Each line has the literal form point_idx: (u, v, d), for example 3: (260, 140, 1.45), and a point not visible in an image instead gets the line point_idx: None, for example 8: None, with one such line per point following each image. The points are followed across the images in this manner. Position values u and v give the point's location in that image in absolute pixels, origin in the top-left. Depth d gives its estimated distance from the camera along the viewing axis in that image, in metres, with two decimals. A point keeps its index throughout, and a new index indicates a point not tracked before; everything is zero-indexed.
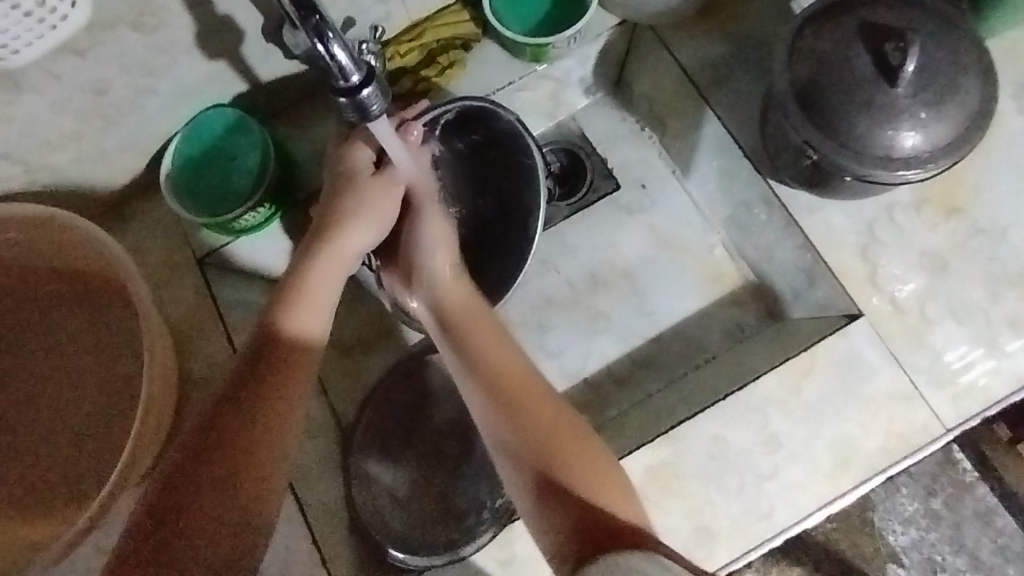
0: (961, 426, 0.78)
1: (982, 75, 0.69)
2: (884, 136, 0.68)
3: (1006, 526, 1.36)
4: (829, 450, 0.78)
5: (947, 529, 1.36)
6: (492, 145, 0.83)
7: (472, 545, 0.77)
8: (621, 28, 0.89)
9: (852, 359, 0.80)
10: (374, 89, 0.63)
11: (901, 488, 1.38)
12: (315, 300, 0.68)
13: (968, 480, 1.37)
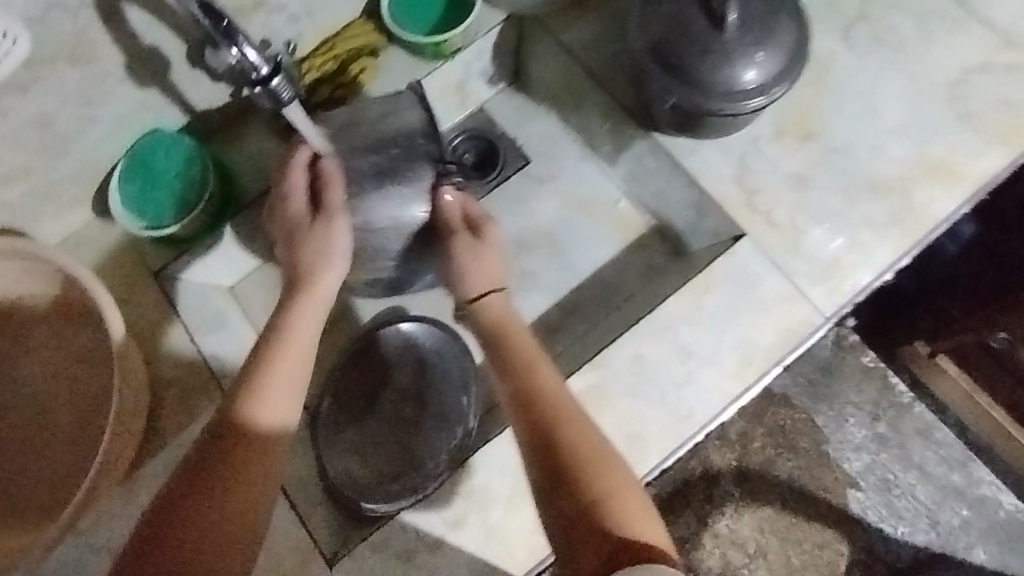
0: (853, 300, 0.82)
1: (796, 17, 0.76)
2: (724, 75, 0.75)
3: (946, 438, 1.51)
4: (732, 350, 0.80)
5: (895, 449, 1.50)
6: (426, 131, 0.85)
7: (433, 485, 0.79)
8: (509, 23, 0.96)
9: (744, 273, 0.83)
10: (283, 78, 0.69)
11: (850, 417, 1.51)
12: (273, 395, 0.63)
13: (906, 401, 1.52)
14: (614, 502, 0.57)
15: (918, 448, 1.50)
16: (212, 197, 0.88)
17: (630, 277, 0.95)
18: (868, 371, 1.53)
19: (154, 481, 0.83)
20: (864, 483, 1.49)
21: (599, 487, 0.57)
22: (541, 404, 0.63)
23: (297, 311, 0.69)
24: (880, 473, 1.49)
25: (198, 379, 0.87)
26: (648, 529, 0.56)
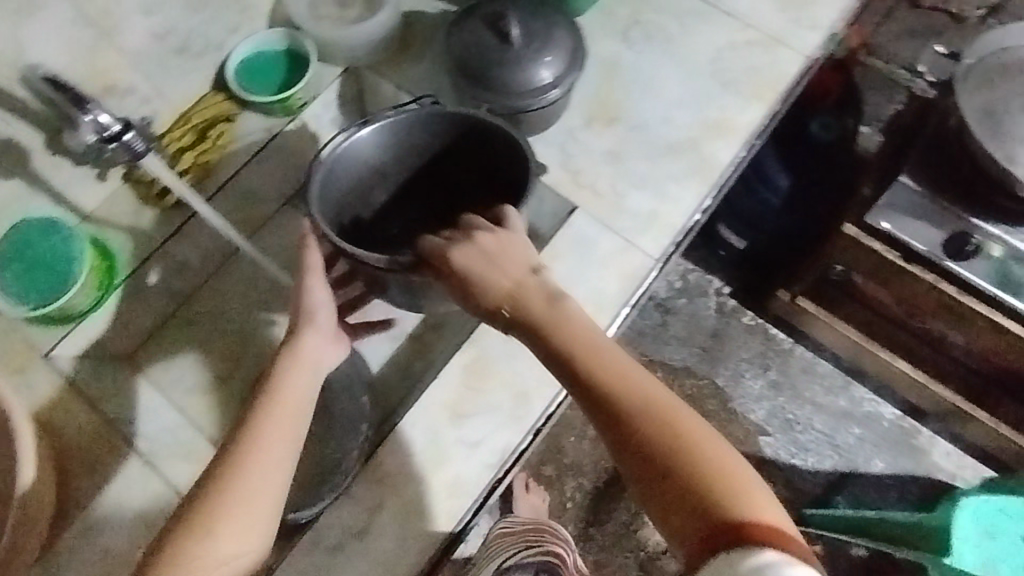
0: (675, 240, 0.99)
1: (569, 24, 0.95)
2: (522, 78, 0.92)
3: (826, 369, 1.69)
4: (585, 302, 0.94)
5: (789, 391, 1.67)
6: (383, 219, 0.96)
7: (348, 478, 0.86)
8: (347, 75, 1.10)
9: (583, 237, 0.98)
10: (135, 133, 0.80)
11: (745, 371, 1.68)
12: (281, 417, 0.67)
13: (787, 346, 1.70)
14: (723, 492, 0.57)
15: (806, 384, 1.67)
16: (93, 266, 0.93)
17: None
18: (751, 328, 1.70)
19: (79, 548, 0.85)
20: (770, 428, 1.65)
21: (688, 469, 0.58)
22: (613, 402, 0.62)
23: (285, 371, 0.70)
24: (781, 415, 1.66)
25: (108, 441, 0.90)
26: (741, 497, 0.57)
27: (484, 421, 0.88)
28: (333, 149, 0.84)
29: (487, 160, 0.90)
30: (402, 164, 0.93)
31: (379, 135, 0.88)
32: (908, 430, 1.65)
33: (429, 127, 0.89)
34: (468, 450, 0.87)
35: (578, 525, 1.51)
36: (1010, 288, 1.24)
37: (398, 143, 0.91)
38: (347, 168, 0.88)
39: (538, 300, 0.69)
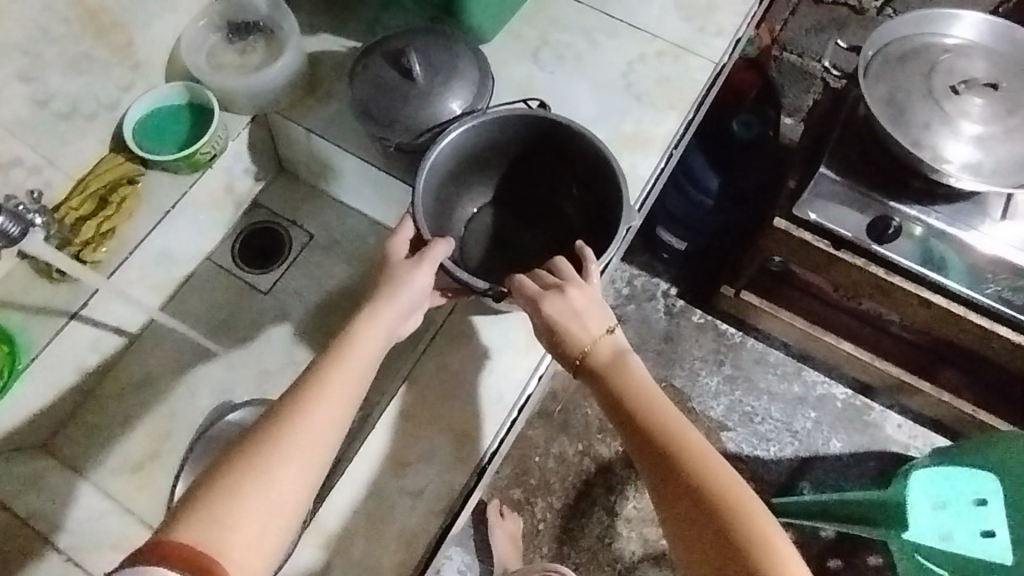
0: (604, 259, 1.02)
1: (473, 54, 0.94)
2: (429, 113, 0.91)
3: (778, 358, 1.72)
4: (520, 331, 0.92)
5: (744, 384, 1.69)
6: (498, 210, 1.01)
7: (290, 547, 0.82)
8: (256, 123, 1.07)
9: (498, 334, 0.92)
10: (6, 217, 0.79)
11: (701, 369, 1.70)
12: (352, 373, 0.69)
13: (737, 339, 1.72)
14: (757, 552, 0.59)
15: (760, 375, 1.70)
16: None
17: None
18: (702, 326, 1.73)
19: None
20: (731, 423, 1.67)
21: (730, 532, 0.60)
22: (663, 461, 0.65)
23: (360, 330, 0.72)
24: (740, 409, 1.68)
25: (30, 542, 0.87)
26: (775, 561, 0.58)
27: (427, 467, 0.86)
28: (434, 154, 0.87)
29: (576, 160, 0.93)
30: (497, 153, 0.96)
31: (474, 132, 0.91)
32: (861, 408, 1.69)
33: (520, 128, 0.92)
34: (413, 498, 0.85)
35: (553, 546, 1.48)
36: (934, 267, 1.27)
37: (492, 136, 0.92)
38: (445, 165, 0.91)
39: (610, 350, 0.74)
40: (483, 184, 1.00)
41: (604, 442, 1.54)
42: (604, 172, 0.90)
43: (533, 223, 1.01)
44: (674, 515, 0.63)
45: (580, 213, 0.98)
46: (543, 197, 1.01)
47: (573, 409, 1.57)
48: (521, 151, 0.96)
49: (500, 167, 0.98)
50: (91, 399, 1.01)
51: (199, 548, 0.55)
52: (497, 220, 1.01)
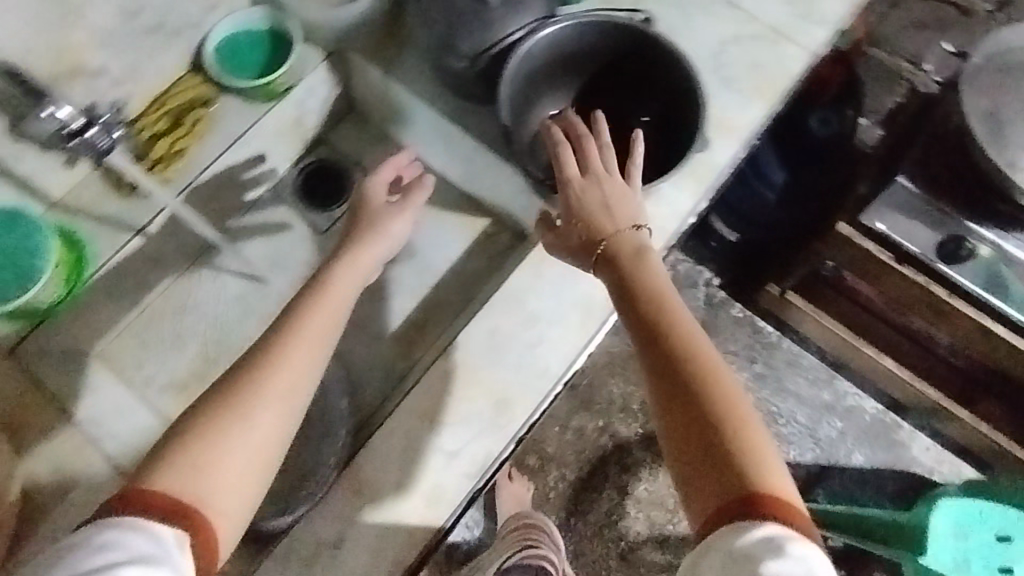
0: (666, 244, 0.98)
1: None
2: (493, 32, 0.87)
3: (811, 362, 1.69)
4: (573, 306, 0.91)
5: (772, 384, 1.68)
6: (576, 123, 1.00)
7: (325, 486, 0.86)
8: (331, 61, 1.03)
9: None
10: (97, 130, 0.85)
11: (731, 363, 1.69)
12: (324, 317, 0.69)
13: (774, 340, 1.70)
14: (750, 459, 0.58)
15: (791, 377, 1.68)
16: (62, 261, 0.89)
17: (483, 267, 1.04)
18: (739, 320, 1.71)
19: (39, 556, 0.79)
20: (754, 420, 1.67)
21: (729, 433, 0.59)
22: (669, 351, 0.64)
23: (332, 280, 0.75)
24: (765, 408, 1.66)
25: (71, 447, 0.86)
26: (767, 471, 0.57)
27: (464, 428, 0.86)
28: (522, 51, 0.87)
29: (659, 77, 0.92)
30: (580, 63, 0.95)
31: (569, 33, 0.89)
32: (890, 425, 1.65)
33: (607, 38, 0.91)
34: (447, 459, 0.84)
35: (561, 515, 1.50)
36: (995, 287, 1.21)
37: (578, 44, 0.92)
38: (534, 62, 0.90)
39: (635, 258, 0.74)
40: (561, 94, 0.98)
41: (624, 423, 1.54)
42: (687, 91, 0.88)
43: (608, 143, 0.99)
44: (670, 407, 0.62)
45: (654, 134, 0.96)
46: (619, 115, 1.00)
47: (599, 385, 1.57)
48: (604, 63, 0.95)
49: (583, 76, 0.96)
50: (144, 310, 1.03)
51: (173, 492, 0.55)
52: (570, 132, 1.00)
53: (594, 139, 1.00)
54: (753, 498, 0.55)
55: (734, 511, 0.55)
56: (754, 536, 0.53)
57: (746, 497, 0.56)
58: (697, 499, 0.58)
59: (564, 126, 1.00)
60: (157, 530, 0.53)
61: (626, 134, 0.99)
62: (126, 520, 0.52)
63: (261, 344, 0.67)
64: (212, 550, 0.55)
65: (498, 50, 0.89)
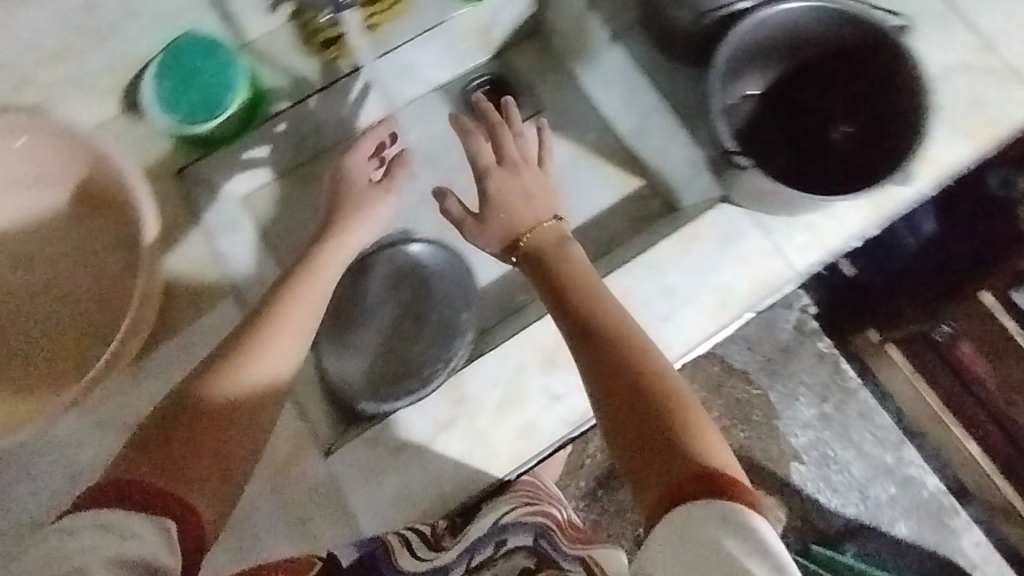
0: (823, 261, 0.91)
1: None
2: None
3: (883, 422, 1.45)
4: (712, 291, 0.89)
5: (838, 428, 1.45)
6: (768, 111, 0.93)
7: (429, 388, 0.86)
8: None
9: (727, 228, 0.91)
10: None
11: (800, 396, 1.46)
12: (301, 298, 0.75)
13: (852, 387, 1.46)
14: (690, 434, 0.58)
15: (859, 430, 1.45)
16: (241, 104, 0.91)
17: (621, 228, 1.04)
18: (823, 356, 1.46)
19: (162, 367, 0.87)
20: (806, 457, 1.45)
21: (667, 414, 0.59)
22: (600, 346, 0.65)
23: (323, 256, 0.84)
24: (820, 449, 1.45)
25: (216, 274, 0.91)
26: (708, 445, 0.57)
27: (573, 376, 0.86)
28: (753, 21, 0.81)
29: (879, 82, 0.84)
30: (795, 48, 0.88)
31: (810, 13, 0.83)
32: (946, 508, 1.44)
33: (837, 28, 0.84)
34: (551, 400, 0.86)
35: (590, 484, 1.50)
36: None
37: (805, 28, 0.85)
38: (761, 33, 0.85)
39: (571, 268, 0.75)
40: (763, 75, 0.92)
41: None
42: (912, 105, 0.80)
43: (796, 140, 0.92)
44: (607, 398, 0.62)
45: (851, 143, 0.89)
46: (814, 114, 0.92)
47: None
48: (821, 53, 0.88)
49: (796, 61, 0.90)
50: (293, 174, 1.07)
51: (150, 482, 0.55)
52: (754, 116, 0.93)
53: (782, 132, 0.93)
54: (698, 475, 0.54)
55: (682, 491, 0.54)
56: (704, 514, 0.52)
57: (691, 474, 0.55)
58: (645, 485, 0.56)
59: (755, 111, 0.93)
60: (138, 524, 0.52)
61: (811, 136, 0.91)
62: (107, 516, 0.51)
63: (235, 335, 0.71)
64: (199, 534, 0.55)
65: (722, 15, 0.86)
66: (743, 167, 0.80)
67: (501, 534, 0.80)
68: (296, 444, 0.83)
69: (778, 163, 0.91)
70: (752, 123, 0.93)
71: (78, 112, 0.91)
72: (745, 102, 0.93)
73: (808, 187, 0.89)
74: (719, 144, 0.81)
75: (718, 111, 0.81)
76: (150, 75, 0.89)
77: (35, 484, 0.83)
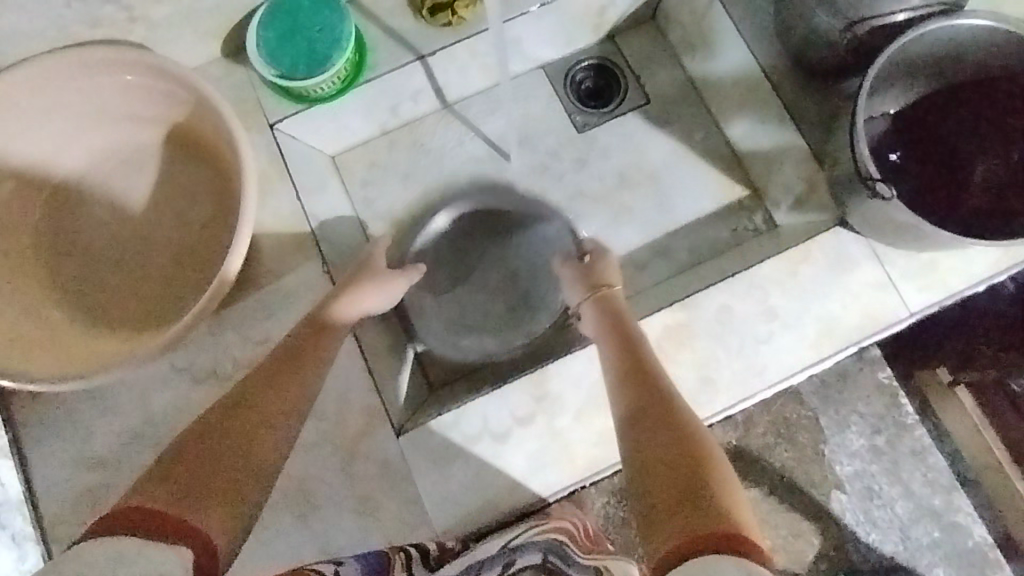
0: (941, 302, 0.84)
1: None
2: (882, 9, 0.76)
3: (937, 463, 1.15)
4: (814, 321, 0.84)
5: (889, 464, 1.15)
6: (902, 137, 0.85)
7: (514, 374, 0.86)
8: None
9: (840, 254, 0.85)
10: None
11: (851, 424, 1.16)
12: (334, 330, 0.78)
13: (909, 421, 1.16)
14: (727, 497, 0.55)
15: (909, 469, 1.15)
16: (347, 61, 0.87)
17: (718, 238, 0.98)
18: (881, 389, 1.15)
19: (242, 322, 0.86)
20: (849, 487, 1.14)
21: (710, 471, 0.58)
22: (643, 404, 0.66)
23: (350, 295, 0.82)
24: (866, 481, 1.15)
25: (299, 234, 0.89)
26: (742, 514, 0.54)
27: None
28: (911, 36, 0.73)
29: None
30: (946, 68, 0.81)
31: (978, 32, 0.75)
32: (985, 564, 1.13)
33: (1000, 53, 0.78)
34: None
35: None
36: None
37: (965, 48, 0.78)
38: (916, 49, 0.77)
39: (630, 326, 0.78)
40: (904, 92, 0.84)
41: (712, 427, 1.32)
42: None
43: (930, 172, 0.83)
44: (640, 451, 0.61)
45: (989, 184, 0.82)
46: (952, 146, 0.84)
47: None
48: (971, 76, 0.82)
49: (941, 82, 0.83)
50: (384, 140, 1.01)
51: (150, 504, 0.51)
52: (888, 140, 0.85)
53: (916, 161, 0.84)
54: (713, 531, 0.51)
55: (706, 542, 0.51)
56: (731, 566, 0.48)
57: (706, 530, 0.52)
58: (658, 534, 0.54)
59: (887, 136, 0.85)
60: (153, 552, 0.46)
61: (955, 172, 0.82)
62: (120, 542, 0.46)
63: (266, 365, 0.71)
64: (208, 559, 0.51)
65: (875, 26, 0.78)
66: (884, 197, 0.73)
67: (512, 554, 0.72)
68: (368, 419, 0.83)
69: (910, 192, 0.82)
70: (885, 144, 0.84)
71: (182, 54, 0.90)
72: (878, 121, 0.85)
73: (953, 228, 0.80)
74: (858, 170, 0.73)
75: (860, 136, 0.73)
76: (256, 24, 0.86)
77: (112, 422, 0.83)
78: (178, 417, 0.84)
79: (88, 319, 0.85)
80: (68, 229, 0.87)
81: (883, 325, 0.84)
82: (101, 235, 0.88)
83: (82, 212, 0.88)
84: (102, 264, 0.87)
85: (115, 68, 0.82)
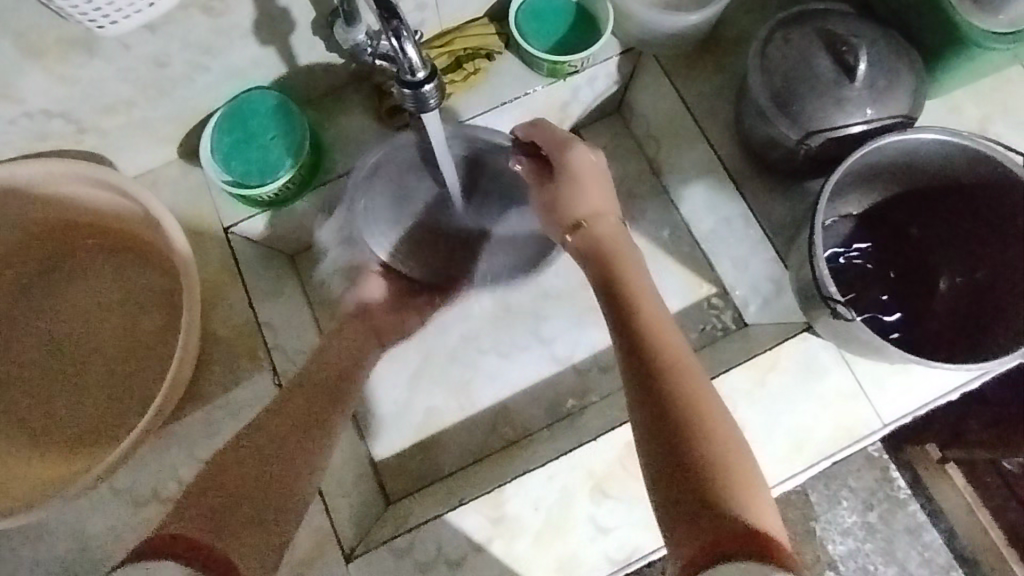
0: (913, 412, 0.81)
1: (917, 81, 0.76)
2: (835, 120, 0.75)
3: (934, 541, 1.11)
4: (787, 435, 0.80)
5: (882, 541, 1.10)
6: (870, 238, 0.86)
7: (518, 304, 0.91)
8: (627, 56, 0.93)
9: (809, 362, 0.82)
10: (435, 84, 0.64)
11: (842, 499, 1.11)
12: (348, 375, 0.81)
13: (901, 497, 1.12)
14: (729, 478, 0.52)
15: (903, 547, 1.10)
16: (302, 165, 0.85)
17: (687, 334, 0.96)
18: (869, 461, 1.12)
19: (187, 438, 0.81)
20: (842, 568, 1.10)
21: (713, 443, 0.53)
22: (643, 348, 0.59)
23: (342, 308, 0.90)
24: (860, 562, 1.10)
25: (251, 340, 0.85)
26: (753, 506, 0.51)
27: (625, 509, 0.78)
28: (868, 148, 0.72)
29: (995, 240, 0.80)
30: (907, 178, 0.81)
31: (936, 142, 0.74)
32: None
33: (960, 166, 0.77)
34: (596, 532, 0.78)
35: None
36: None
37: (926, 159, 0.77)
38: (874, 159, 0.76)
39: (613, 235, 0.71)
40: (864, 196, 0.84)
41: None
42: None
43: (896, 281, 0.85)
44: (650, 410, 0.56)
45: (953, 300, 0.84)
46: (914, 256, 0.86)
47: None
48: (933, 185, 0.81)
49: (903, 189, 0.83)
50: None
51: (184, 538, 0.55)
52: (852, 244, 0.86)
53: (882, 268, 0.85)
54: (740, 535, 0.49)
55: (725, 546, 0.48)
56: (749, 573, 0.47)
57: (733, 531, 0.49)
58: (677, 528, 0.51)
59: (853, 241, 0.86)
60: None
61: (921, 281, 0.85)
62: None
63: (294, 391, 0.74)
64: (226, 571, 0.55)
65: (830, 138, 0.76)
66: (846, 317, 0.71)
67: None
68: (316, 544, 0.75)
69: (875, 302, 0.84)
70: (848, 251, 0.86)
71: (133, 160, 0.88)
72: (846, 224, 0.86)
73: (912, 343, 0.82)
74: (819, 289, 0.71)
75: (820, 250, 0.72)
76: (207, 132, 0.85)
77: (54, 538, 0.79)
78: (115, 538, 0.78)
79: (32, 442, 0.82)
80: (13, 345, 0.84)
81: (853, 442, 0.80)
82: (46, 352, 0.84)
83: (28, 326, 0.85)
84: (45, 381, 0.84)
85: (64, 180, 0.80)
